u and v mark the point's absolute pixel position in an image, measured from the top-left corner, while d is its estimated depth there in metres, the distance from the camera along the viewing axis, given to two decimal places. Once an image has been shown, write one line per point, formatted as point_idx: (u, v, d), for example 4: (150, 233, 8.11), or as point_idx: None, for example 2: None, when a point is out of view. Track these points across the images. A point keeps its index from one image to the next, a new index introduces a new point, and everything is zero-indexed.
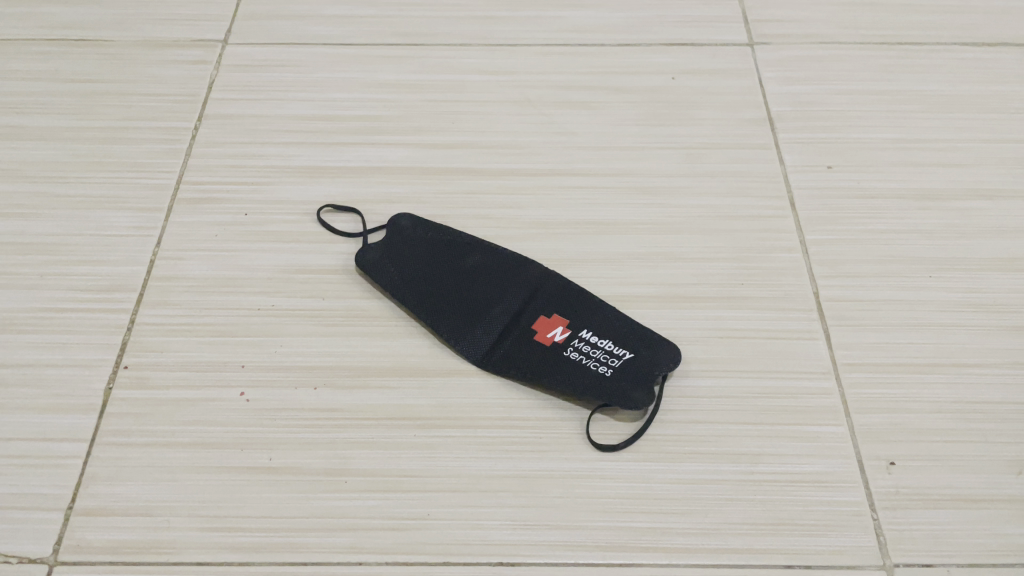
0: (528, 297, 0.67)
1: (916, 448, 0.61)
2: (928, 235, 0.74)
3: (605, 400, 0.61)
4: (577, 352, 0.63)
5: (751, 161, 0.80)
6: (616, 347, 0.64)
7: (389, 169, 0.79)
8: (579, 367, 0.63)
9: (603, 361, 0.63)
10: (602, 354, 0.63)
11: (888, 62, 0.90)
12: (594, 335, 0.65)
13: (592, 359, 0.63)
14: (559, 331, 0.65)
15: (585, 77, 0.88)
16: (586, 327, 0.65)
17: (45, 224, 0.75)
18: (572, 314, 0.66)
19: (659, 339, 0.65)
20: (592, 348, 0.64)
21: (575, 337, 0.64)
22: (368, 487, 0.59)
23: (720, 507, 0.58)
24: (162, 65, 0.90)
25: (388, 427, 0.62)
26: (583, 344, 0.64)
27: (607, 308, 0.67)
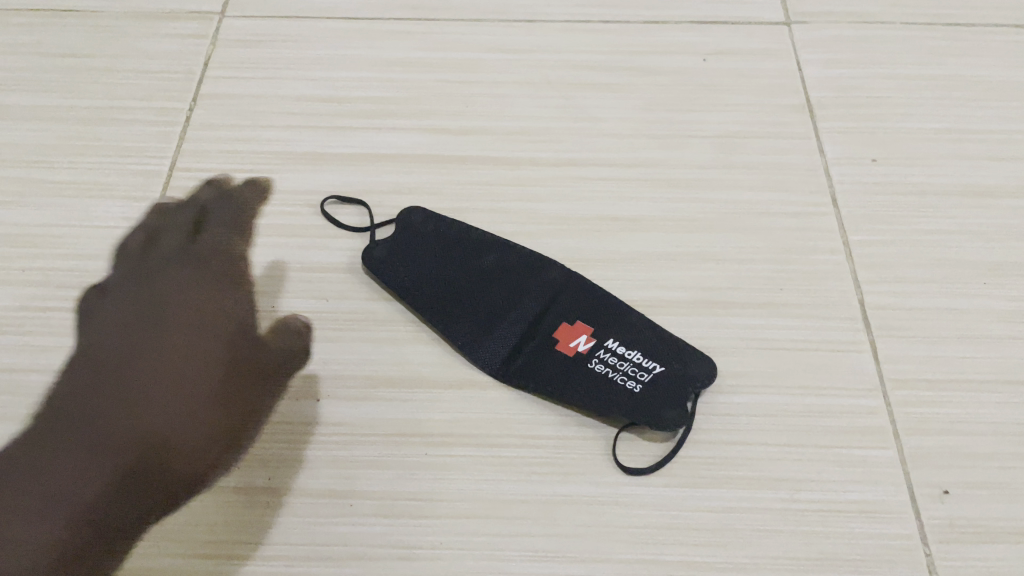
0: (549, 302, 0.62)
1: (972, 474, 0.56)
2: (983, 236, 0.68)
3: (633, 419, 0.56)
4: (603, 364, 0.58)
5: (790, 152, 0.74)
6: (646, 359, 0.59)
7: (398, 157, 0.73)
8: (606, 382, 0.58)
9: (631, 375, 0.58)
10: (629, 367, 0.58)
11: (936, 44, 0.83)
12: (621, 346, 0.59)
13: (618, 373, 0.58)
14: (583, 341, 0.60)
15: (609, 58, 0.82)
16: (613, 337, 0.60)
17: (27, 214, 0.69)
18: (598, 322, 0.61)
19: (694, 352, 0.60)
20: (620, 361, 0.58)
21: (601, 347, 0.59)
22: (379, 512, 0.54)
23: (759, 539, 0.53)
24: (153, 39, 0.83)
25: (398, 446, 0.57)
26: (609, 355, 0.59)
27: (636, 316, 0.62)
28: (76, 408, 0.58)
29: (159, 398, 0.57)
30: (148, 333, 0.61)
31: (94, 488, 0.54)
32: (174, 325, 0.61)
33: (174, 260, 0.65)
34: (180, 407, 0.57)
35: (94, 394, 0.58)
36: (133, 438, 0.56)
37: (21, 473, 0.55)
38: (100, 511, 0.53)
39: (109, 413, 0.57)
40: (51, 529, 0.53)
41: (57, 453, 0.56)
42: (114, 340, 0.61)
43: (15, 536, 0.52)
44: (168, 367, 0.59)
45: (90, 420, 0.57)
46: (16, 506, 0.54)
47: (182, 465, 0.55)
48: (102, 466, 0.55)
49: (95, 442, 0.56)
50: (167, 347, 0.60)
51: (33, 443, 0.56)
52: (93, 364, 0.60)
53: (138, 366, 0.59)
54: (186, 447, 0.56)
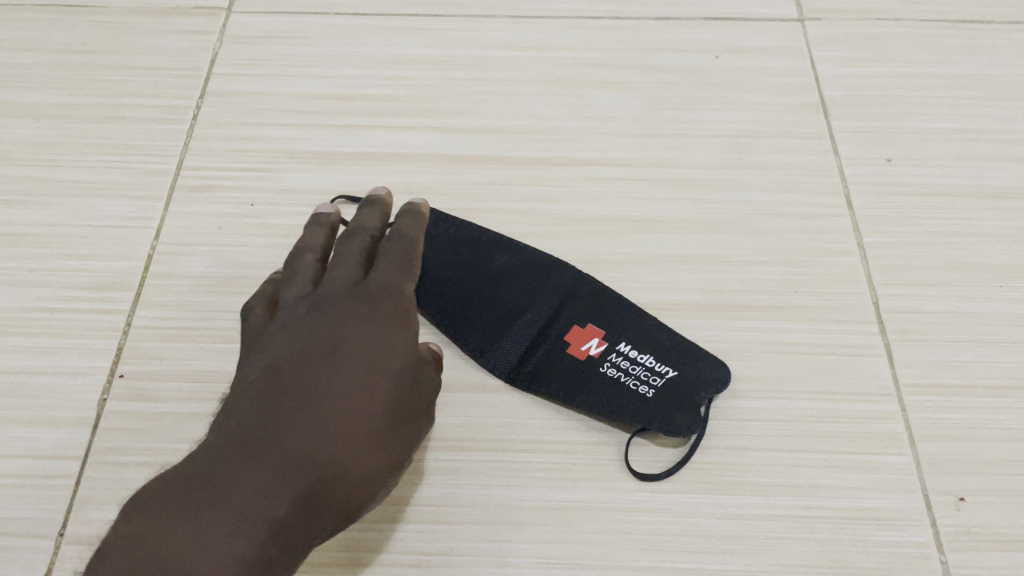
0: (560, 304, 0.61)
1: (988, 481, 0.56)
2: (999, 238, 0.67)
3: (647, 424, 0.56)
4: (615, 369, 0.58)
5: (803, 151, 0.73)
6: (658, 363, 0.58)
7: (407, 157, 0.73)
8: (618, 387, 0.57)
9: (643, 380, 0.57)
10: (641, 371, 0.58)
11: (951, 42, 0.82)
12: (634, 349, 0.59)
13: (631, 377, 0.57)
14: (594, 344, 0.59)
15: (620, 56, 0.81)
16: (625, 340, 0.59)
17: (34, 213, 0.69)
18: (609, 325, 0.60)
19: (707, 355, 0.59)
20: (632, 365, 0.58)
21: (612, 351, 0.59)
22: (384, 518, 0.54)
23: (773, 547, 0.53)
24: (159, 35, 0.82)
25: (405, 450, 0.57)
26: (621, 359, 0.58)
27: (648, 318, 0.61)
28: (273, 414, 0.46)
29: (370, 410, 0.48)
30: (357, 351, 0.49)
31: (283, 505, 0.43)
32: (395, 341, 0.51)
33: (365, 278, 0.54)
34: (331, 434, 0.46)
35: (280, 409, 0.46)
36: (331, 460, 0.45)
37: (214, 486, 0.43)
38: (281, 523, 0.43)
39: (331, 430, 0.46)
40: (242, 538, 0.41)
41: (265, 459, 0.44)
42: (337, 351, 0.49)
43: (173, 548, 0.40)
44: (384, 373, 0.49)
45: (297, 424, 0.46)
46: (200, 516, 0.42)
47: (344, 493, 0.45)
48: (289, 486, 0.44)
49: (291, 461, 0.44)
50: (372, 350, 0.50)
51: (227, 447, 0.44)
52: (290, 370, 0.48)
53: (356, 395, 0.48)
54: (361, 479, 0.46)
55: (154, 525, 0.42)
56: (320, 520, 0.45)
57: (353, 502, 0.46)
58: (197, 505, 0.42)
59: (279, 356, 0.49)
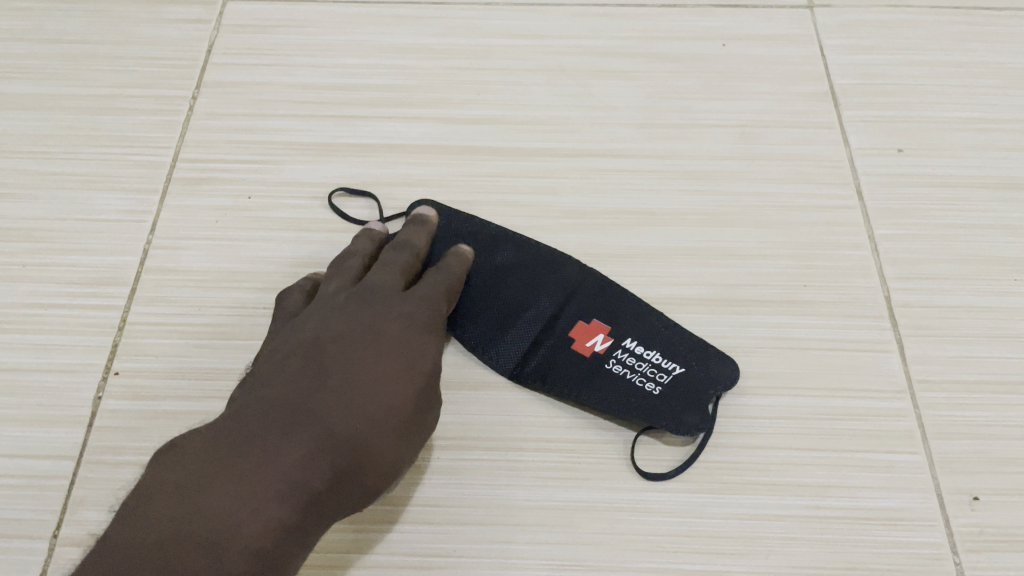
0: (564, 301, 0.60)
1: (1003, 480, 0.54)
2: (1014, 231, 0.66)
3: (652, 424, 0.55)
4: (620, 366, 0.57)
5: (813, 142, 0.71)
6: (664, 359, 0.57)
7: (408, 148, 0.71)
8: (623, 384, 0.56)
9: (649, 377, 0.56)
10: (647, 368, 0.56)
11: (965, 29, 0.80)
12: (639, 345, 0.57)
13: (636, 374, 0.56)
14: (599, 341, 0.58)
15: (626, 44, 0.79)
16: (631, 335, 0.58)
17: (27, 207, 0.67)
18: (614, 322, 0.58)
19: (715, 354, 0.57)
20: (638, 362, 0.57)
21: (618, 347, 0.57)
22: (379, 520, 0.52)
23: (783, 548, 0.52)
24: (153, 23, 0.80)
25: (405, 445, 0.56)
26: (626, 356, 0.57)
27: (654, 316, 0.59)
28: (306, 397, 0.47)
29: (400, 400, 0.49)
30: (394, 343, 0.51)
31: (309, 484, 0.44)
32: (425, 345, 0.52)
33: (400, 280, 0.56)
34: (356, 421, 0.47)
35: (312, 392, 0.47)
36: (354, 446, 0.46)
37: (256, 451, 0.44)
38: (313, 495, 0.44)
39: (367, 414, 0.47)
40: (279, 504, 0.43)
41: (304, 433, 0.46)
42: (369, 342, 0.50)
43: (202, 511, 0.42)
44: (418, 367, 0.51)
45: (334, 405, 0.47)
46: (241, 476, 0.43)
47: (372, 478, 0.47)
48: (312, 468, 0.45)
49: (328, 440, 0.46)
50: (406, 344, 0.51)
51: (270, 416, 0.46)
52: (331, 352, 0.50)
53: (392, 385, 0.49)
54: (388, 467, 0.47)
55: (195, 481, 0.43)
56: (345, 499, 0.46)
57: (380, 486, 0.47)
58: (234, 470, 0.43)
59: (320, 336, 0.51)
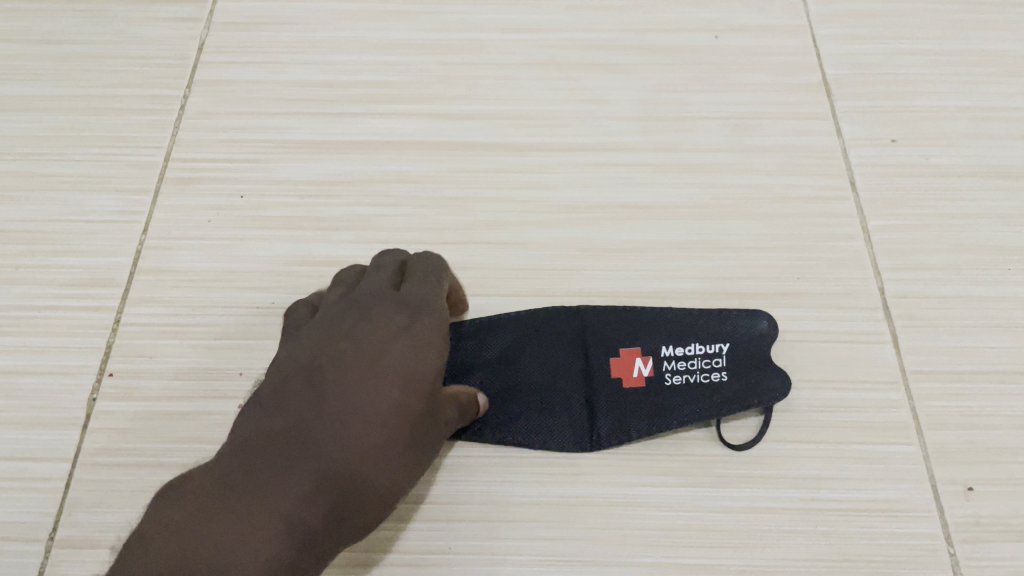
0: (556, 360, 0.57)
1: (998, 471, 0.54)
2: (1009, 220, 0.66)
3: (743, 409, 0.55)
4: (680, 376, 0.56)
5: (807, 133, 0.71)
6: (707, 346, 0.57)
7: (401, 145, 0.71)
8: (697, 390, 0.55)
9: (709, 368, 0.56)
10: (701, 361, 0.56)
11: (960, 16, 0.79)
12: (676, 347, 0.57)
13: (697, 372, 0.56)
14: (643, 363, 0.56)
15: (619, 36, 0.78)
16: (663, 343, 0.57)
17: (21, 209, 0.67)
18: (636, 337, 0.57)
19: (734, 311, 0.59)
20: (688, 361, 0.56)
21: (661, 361, 0.56)
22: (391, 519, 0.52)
23: (778, 541, 0.52)
24: (144, 22, 0.79)
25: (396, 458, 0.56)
26: (675, 364, 0.56)
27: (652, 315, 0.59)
28: (307, 426, 0.46)
29: (402, 425, 0.47)
30: (393, 364, 0.49)
31: (314, 514, 0.43)
32: (426, 366, 0.50)
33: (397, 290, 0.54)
34: (361, 448, 0.45)
35: (313, 419, 0.46)
36: (358, 475, 0.45)
37: (257, 484, 0.43)
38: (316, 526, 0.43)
39: (362, 440, 0.46)
40: (274, 539, 0.42)
41: (304, 465, 0.44)
42: (371, 363, 0.49)
43: (206, 548, 0.41)
44: (418, 388, 0.49)
45: (335, 432, 0.46)
46: (242, 513, 0.42)
47: (372, 504, 0.45)
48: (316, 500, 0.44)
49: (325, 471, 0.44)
50: (405, 364, 0.49)
51: (269, 446, 0.45)
52: (331, 376, 0.48)
53: (391, 408, 0.47)
54: (387, 490, 0.46)
55: (198, 516, 0.42)
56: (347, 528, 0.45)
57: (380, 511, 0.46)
58: (236, 506, 0.42)
59: (318, 359, 0.49)
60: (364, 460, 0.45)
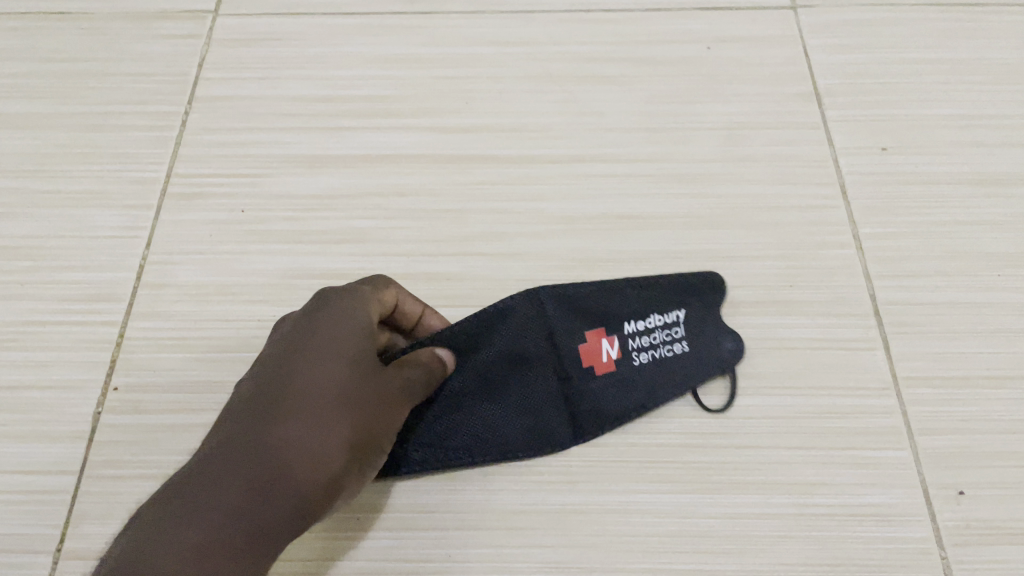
0: (534, 359, 0.57)
1: (988, 474, 0.55)
2: (997, 226, 0.67)
3: (711, 373, 0.59)
4: (646, 353, 0.58)
5: (798, 142, 0.72)
6: (664, 316, 0.59)
7: (398, 159, 0.72)
8: (664, 364, 0.58)
9: (669, 341, 0.59)
10: (662, 335, 0.59)
11: (947, 26, 0.80)
12: (638, 322, 0.59)
13: (660, 346, 0.59)
14: (611, 347, 0.58)
15: (613, 49, 0.79)
16: (625, 321, 0.58)
17: (25, 226, 0.68)
18: (596, 316, 0.58)
19: (680, 287, 0.62)
20: (650, 335, 0.59)
21: (627, 342, 0.58)
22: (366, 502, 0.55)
23: (771, 546, 0.53)
24: (145, 40, 0.81)
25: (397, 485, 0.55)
26: (639, 342, 0.58)
27: (604, 290, 0.59)
28: (231, 419, 0.45)
29: (324, 390, 0.46)
30: (311, 344, 0.47)
31: (239, 492, 0.42)
32: (350, 335, 0.48)
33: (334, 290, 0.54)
34: (281, 421, 0.44)
35: (236, 411, 0.45)
36: (280, 445, 0.44)
37: (182, 483, 0.42)
38: (246, 502, 0.42)
39: (280, 421, 0.44)
40: (199, 524, 0.40)
41: (224, 451, 0.43)
42: (288, 345, 0.48)
43: (129, 553, 0.40)
44: (339, 360, 0.47)
45: (255, 414, 0.44)
46: (165, 514, 0.41)
47: (304, 469, 0.44)
48: (239, 477, 0.42)
49: (240, 456, 0.43)
50: (323, 338, 0.48)
51: (197, 454, 0.44)
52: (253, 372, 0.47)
53: (310, 384, 0.46)
54: (314, 464, 0.44)
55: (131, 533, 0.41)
56: (278, 507, 0.43)
57: (314, 486, 0.44)
58: (160, 511, 0.41)
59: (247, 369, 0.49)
60: (284, 430, 0.44)
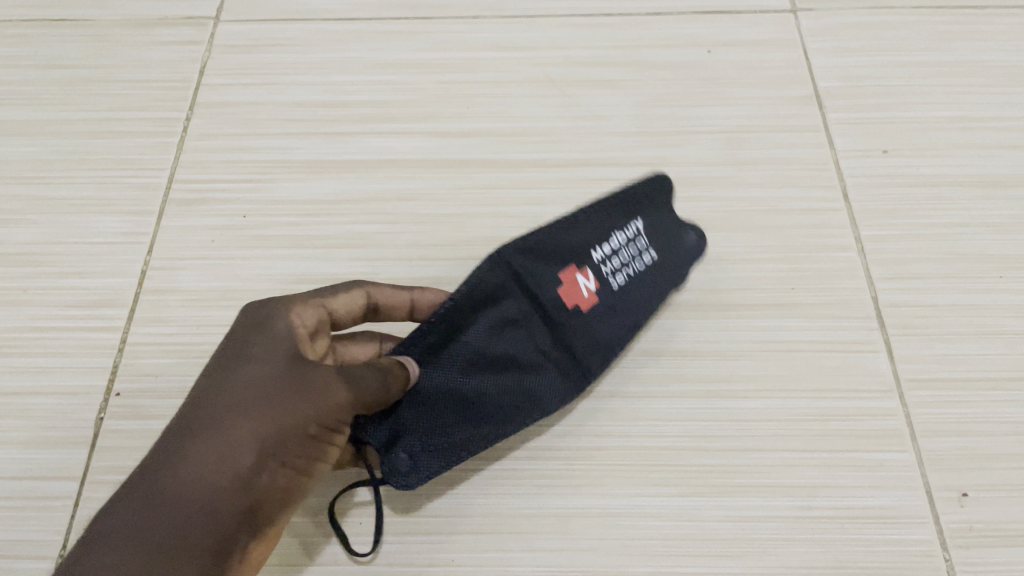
0: (520, 325, 0.54)
1: (991, 477, 0.55)
2: (998, 228, 0.67)
3: (674, 278, 0.61)
4: (622, 273, 0.57)
5: (799, 145, 0.72)
6: (626, 232, 0.58)
7: (399, 164, 0.72)
8: (639, 277, 0.59)
9: (638, 253, 0.59)
10: (629, 252, 0.58)
11: (947, 29, 0.80)
12: (603, 246, 0.57)
13: (631, 262, 0.58)
14: (588, 281, 0.56)
15: (613, 53, 0.79)
16: (591, 249, 0.57)
17: (27, 232, 0.68)
18: (564, 253, 0.56)
19: (625, 199, 0.60)
20: (620, 255, 0.58)
21: (601, 270, 0.57)
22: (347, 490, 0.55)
23: (775, 549, 0.53)
24: (147, 47, 0.81)
25: (408, 500, 0.55)
26: (612, 265, 0.57)
27: (560, 230, 0.56)
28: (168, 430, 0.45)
29: (241, 392, 0.45)
30: (231, 352, 0.47)
31: (145, 493, 0.41)
32: (267, 336, 0.47)
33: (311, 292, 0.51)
34: (196, 424, 0.44)
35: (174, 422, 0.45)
36: (190, 445, 0.43)
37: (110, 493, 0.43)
38: (148, 503, 0.41)
39: (191, 424, 0.44)
40: (104, 526, 0.40)
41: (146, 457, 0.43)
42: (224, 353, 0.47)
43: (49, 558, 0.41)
44: (253, 359, 0.46)
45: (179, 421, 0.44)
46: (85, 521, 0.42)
47: (209, 467, 0.42)
48: (147, 481, 0.42)
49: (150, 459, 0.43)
50: (252, 342, 0.47)
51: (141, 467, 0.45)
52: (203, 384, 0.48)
53: (225, 385, 0.45)
54: (212, 459, 0.42)
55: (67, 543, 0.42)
56: (177, 505, 0.41)
57: (216, 482, 0.42)
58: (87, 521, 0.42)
59: None
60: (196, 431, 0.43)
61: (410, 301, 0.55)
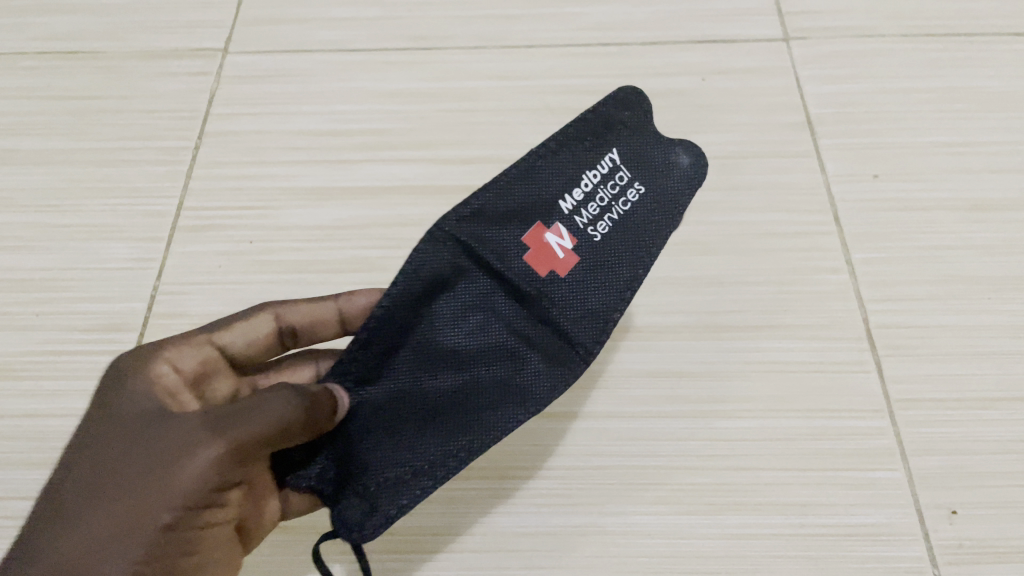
0: (484, 309, 0.53)
1: (981, 494, 0.56)
2: (986, 251, 0.68)
3: (673, 214, 0.54)
4: (604, 219, 0.54)
5: (791, 171, 0.74)
6: (600, 168, 0.54)
7: (401, 190, 0.74)
8: (629, 216, 0.54)
9: (620, 193, 0.54)
10: (608, 191, 0.54)
11: (936, 56, 0.82)
12: (574, 193, 0.53)
13: (615, 203, 0.54)
14: (559, 238, 0.53)
15: (610, 82, 0.82)
16: (558, 198, 0.53)
17: (40, 258, 0.70)
18: (521, 214, 0.53)
19: (595, 130, 0.55)
20: (597, 197, 0.54)
21: (576, 219, 0.53)
22: None
23: (768, 565, 0.54)
24: (157, 78, 0.83)
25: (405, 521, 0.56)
26: (588, 210, 0.53)
27: (513, 183, 0.53)
28: None
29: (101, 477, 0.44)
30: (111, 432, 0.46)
31: None
32: (143, 406, 0.46)
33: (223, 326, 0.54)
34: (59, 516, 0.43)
35: None
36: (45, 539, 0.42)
37: None
38: None
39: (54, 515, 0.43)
40: None
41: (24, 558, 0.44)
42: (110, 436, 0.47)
43: None
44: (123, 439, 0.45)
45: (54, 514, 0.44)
46: None
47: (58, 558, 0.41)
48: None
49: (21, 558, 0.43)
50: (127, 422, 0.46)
51: None
52: None
53: (89, 470, 0.44)
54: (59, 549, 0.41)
55: None
56: None
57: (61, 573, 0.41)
58: None
59: None
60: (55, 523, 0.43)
61: (336, 311, 0.57)
